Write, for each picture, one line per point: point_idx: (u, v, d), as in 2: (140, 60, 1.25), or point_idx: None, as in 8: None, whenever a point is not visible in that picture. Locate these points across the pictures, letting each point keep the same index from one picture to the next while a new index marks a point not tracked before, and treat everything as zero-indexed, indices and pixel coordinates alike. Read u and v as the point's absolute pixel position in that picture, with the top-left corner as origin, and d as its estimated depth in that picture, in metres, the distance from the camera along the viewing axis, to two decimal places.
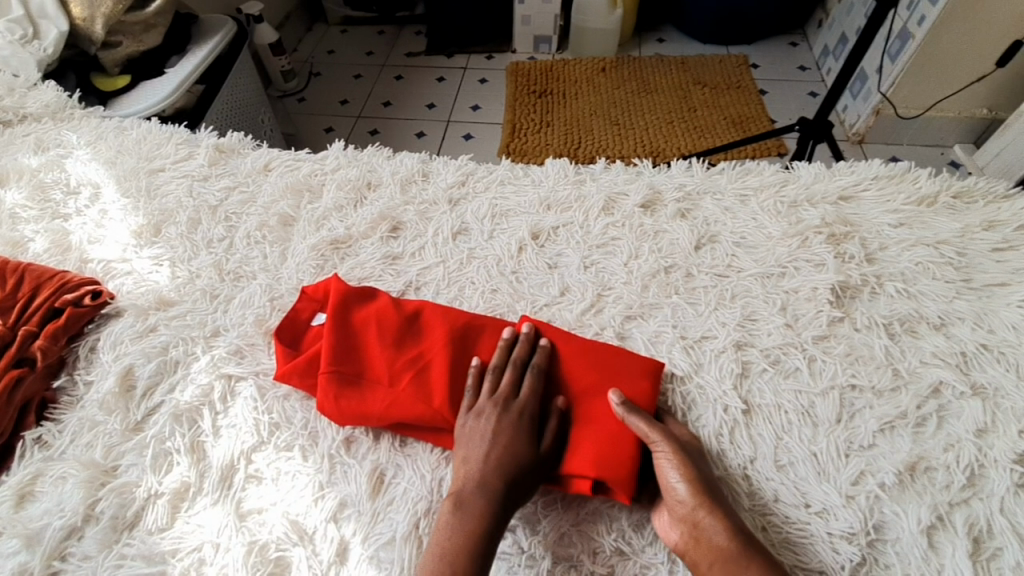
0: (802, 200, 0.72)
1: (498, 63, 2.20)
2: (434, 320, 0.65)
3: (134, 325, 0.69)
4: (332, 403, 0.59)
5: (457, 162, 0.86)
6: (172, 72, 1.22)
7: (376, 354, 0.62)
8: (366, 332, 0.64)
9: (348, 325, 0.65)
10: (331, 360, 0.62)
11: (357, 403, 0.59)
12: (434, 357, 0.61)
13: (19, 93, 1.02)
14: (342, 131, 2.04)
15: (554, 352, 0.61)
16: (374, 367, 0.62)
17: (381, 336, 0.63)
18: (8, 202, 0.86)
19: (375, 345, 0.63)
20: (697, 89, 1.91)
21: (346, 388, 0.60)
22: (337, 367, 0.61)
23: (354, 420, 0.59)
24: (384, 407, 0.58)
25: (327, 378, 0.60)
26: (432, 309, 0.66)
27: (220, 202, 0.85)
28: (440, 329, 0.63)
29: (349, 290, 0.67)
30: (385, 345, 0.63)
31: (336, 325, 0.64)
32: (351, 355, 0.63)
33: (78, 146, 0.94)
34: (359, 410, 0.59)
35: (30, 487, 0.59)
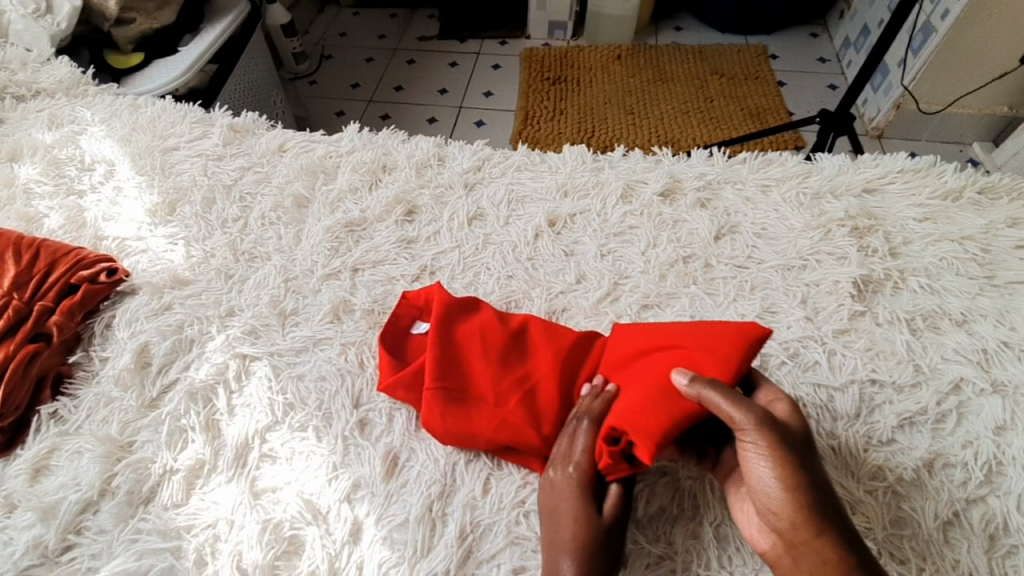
0: (825, 192, 0.71)
1: (512, 49, 2.17)
2: (538, 331, 0.61)
3: (149, 303, 0.69)
4: (438, 419, 0.56)
5: (474, 146, 0.85)
6: (185, 51, 1.21)
7: (480, 369, 0.59)
8: (468, 346, 0.61)
9: (450, 337, 0.61)
10: (436, 374, 0.58)
11: (463, 421, 0.56)
12: (542, 377, 0.58)
13: (32, 68, 1.01)
14: (353, 114, 2.03)
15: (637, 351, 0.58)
16: (480, 383, 0.58)
17: (487, 350, 0.60)
18: (22, 177, 0.86)
19: (478, 359, 0.59)
20: (713, 79, 1.88)
21: (450, 403, 0.57)
22: (445, 385, 0.58)
23: (459, 440, 0.56)
24: (490, 427, 0.55)
25: (431, 394, 0.57)
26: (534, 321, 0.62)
27: (234, 182, 0.84)
28: (547, 347, 0.60)
29: (448, 301, 0.64)
30: (490, 360, 0.59)
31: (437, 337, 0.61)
32: (454, 370, 0.59)
33: (92, 122, 0.94)
34: (465, 429, 0.55)
35: (46, 461, 0.59)
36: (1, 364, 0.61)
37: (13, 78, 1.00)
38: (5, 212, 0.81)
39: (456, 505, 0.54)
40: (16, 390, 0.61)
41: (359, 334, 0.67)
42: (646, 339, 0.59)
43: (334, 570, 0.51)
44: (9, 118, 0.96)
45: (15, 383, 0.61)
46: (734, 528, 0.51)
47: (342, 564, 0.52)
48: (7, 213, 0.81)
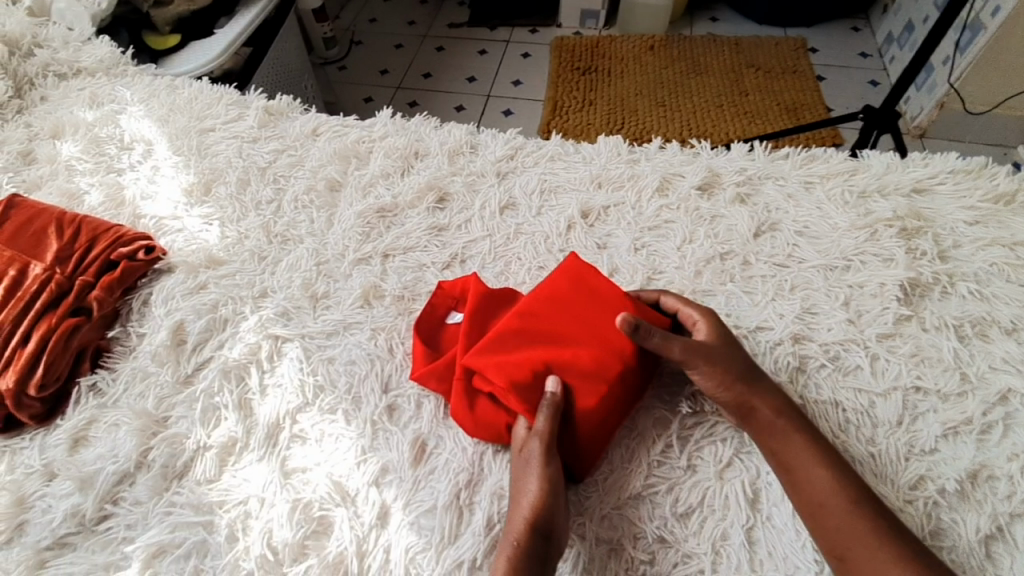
0: (872, 191, 0.69)
1: (542, 37, 2.15)
2: (566, 312, 0.59)
3: (185, 282, 0.70)
4: (467, 413, 0.56)
5: (507, 135, 0.84)
6: (221, 33, 1.22)
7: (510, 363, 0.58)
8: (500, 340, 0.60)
9: (483, 329, 0.61)
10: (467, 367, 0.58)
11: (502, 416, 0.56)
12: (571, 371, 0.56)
13: (74, 47, 1.02)
14: (381, 101, 2.03)
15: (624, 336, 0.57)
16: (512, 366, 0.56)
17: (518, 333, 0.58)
18: (64, 154, 0.87)
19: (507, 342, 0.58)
20: (749, 73, 1.84)
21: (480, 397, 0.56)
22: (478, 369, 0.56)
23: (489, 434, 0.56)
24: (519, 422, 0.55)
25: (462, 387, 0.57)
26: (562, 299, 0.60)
27: (269, 164, 0.85)
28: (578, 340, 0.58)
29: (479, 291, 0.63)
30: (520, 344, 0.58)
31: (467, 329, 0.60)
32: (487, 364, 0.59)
33: (131, 102, 0.95)
34: (496, 425, 0.55)
35: (85, 432, 0.61)
36: (44, 336, 0.63)
37: (56, 56, 1.01)
38: (48, 188, 0.83)
39: (484, 494, 0.54)
40: (58, 361, 0.62)
41: (389, 320, 0.67)
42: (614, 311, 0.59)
43: (361, 552, 0.52)
44: (52, 96, 0.97)
45: (57, 354, 0.62)
46: (767, 532, 0.50)
47: (370, 547, 0.52)
48: (50, 189, 0.83)
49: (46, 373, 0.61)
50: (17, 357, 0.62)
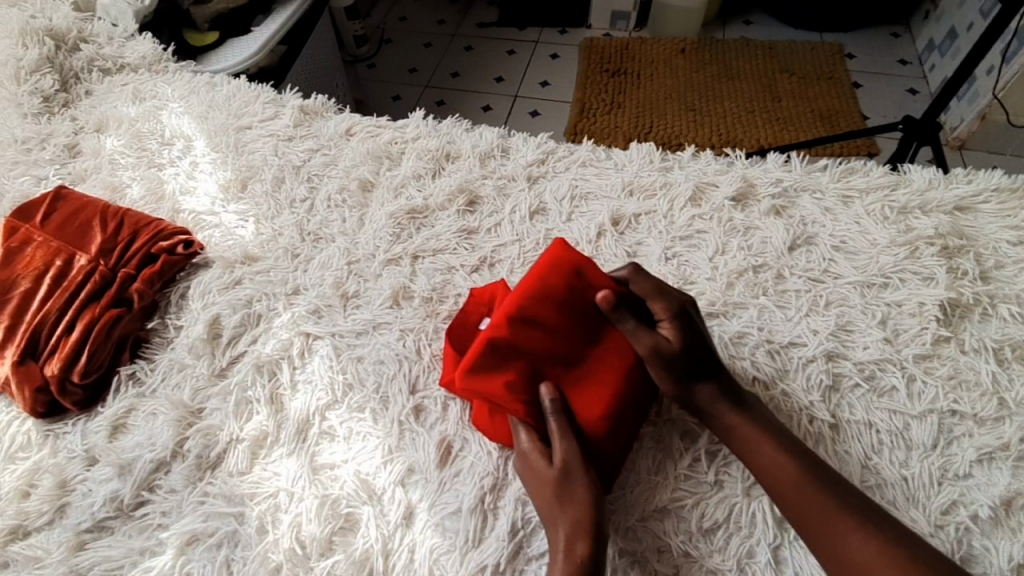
0: (913, 207, 0.67)
1: (572, 38, 2.14)
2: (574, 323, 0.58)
3: (222, 277, 0.72)
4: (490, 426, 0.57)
5: (538, 139, 0.85)
6: (258, 31, 1.25)
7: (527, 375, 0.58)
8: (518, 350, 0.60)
9: None
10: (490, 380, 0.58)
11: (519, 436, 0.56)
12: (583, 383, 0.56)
13: (118, 43, 1.04)
14: (409, 99, 2.05)
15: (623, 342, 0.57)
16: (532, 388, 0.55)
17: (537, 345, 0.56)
18: (108, 148, 0.90)
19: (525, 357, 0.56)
20: (783, 78, 1.80)
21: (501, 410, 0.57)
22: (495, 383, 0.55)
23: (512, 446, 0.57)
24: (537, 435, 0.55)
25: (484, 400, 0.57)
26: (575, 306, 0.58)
27: (303, 163, 0.87)
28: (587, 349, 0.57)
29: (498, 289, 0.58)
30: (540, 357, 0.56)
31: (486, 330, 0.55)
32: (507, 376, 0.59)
33: (172, 98, 0.97)
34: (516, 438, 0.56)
35: (124, 419, 0.63)
36: (88, 325, 0.65)
37: (101, 52, 1.03)
38: (92, 180, 0.86)
39: (509, 500, 0.54)
40: (101, 351, 0.65)
41: (418, 321, 0.68)
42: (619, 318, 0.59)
43: (387, 550, 0.53)
44: (96, 90, 0.99)
45: (100, 344, 0.65)
46: (794, 552, 0.49)
47: (395, 546, 0.53)
48: (94, 182, 0.86)
49: (90, 362, 0.64)
50: (62, 345, 0.64)
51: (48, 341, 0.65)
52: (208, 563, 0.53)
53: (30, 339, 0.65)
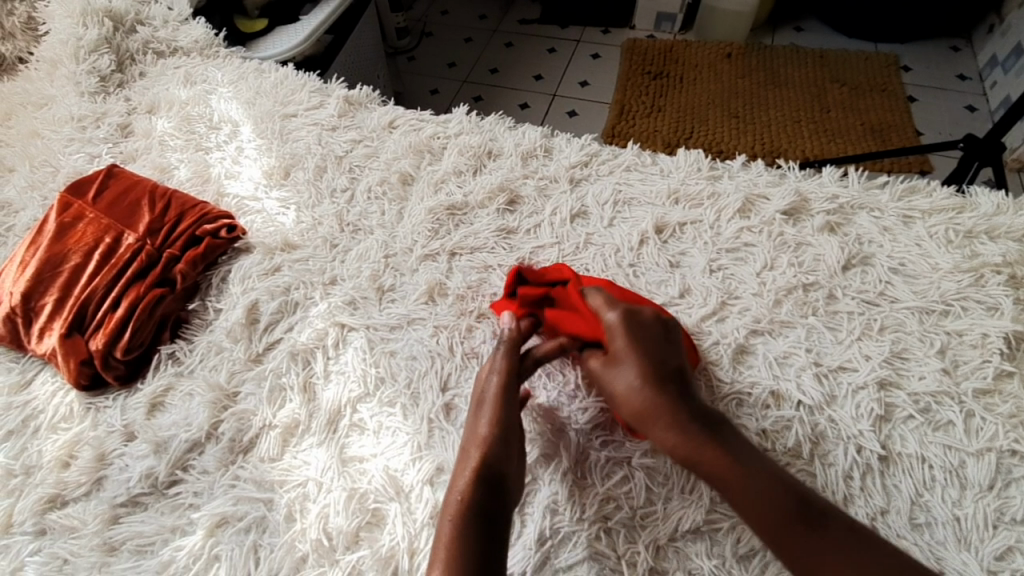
0: (979, 231, 0.64)
1: (614, 38, 2.17)
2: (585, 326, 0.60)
3: (262, 263, 0.73)
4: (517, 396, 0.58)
5: (582, 141, 0.83)
6: (306, 19, 1.26)
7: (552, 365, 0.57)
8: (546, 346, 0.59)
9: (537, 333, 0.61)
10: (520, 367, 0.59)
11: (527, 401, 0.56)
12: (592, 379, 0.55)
13: (173, 26, 1.06)
14: (448, 93, 2.08)
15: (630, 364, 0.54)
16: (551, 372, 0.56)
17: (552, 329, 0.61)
18: (157, 129, 0.92)
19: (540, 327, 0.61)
20: (833, 88, 1.75)
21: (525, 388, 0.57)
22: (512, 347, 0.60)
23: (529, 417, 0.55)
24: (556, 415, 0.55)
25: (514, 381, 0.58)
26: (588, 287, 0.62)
27: (345, 153, 0.87)
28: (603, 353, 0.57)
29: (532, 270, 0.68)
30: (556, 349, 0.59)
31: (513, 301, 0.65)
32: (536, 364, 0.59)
33: (221, 83, 0.99)
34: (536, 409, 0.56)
35: (162, 398, 0.64)
36: (133, 302, 0.66)
37: (155, 35, 1.05)
38: (142, 161, 0.88)
39: (537, 506, 0.52)
40: (143, 329, 0.66)
41: (451, 318, 0.67)
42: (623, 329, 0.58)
43: (412, 549, 0.52)
44: (149, 72, 1.01)
45: (142, 322, 0.66)
46: None
47: (421, 545, 0.52)
48: (144, 162, 0.87)
49: (132, 339, 0.65)
50: (107, 322, 0.66)
51: (93, 316, 0.67)
52: (237, 546, 0.54)
53: (77, 313, 0.66)
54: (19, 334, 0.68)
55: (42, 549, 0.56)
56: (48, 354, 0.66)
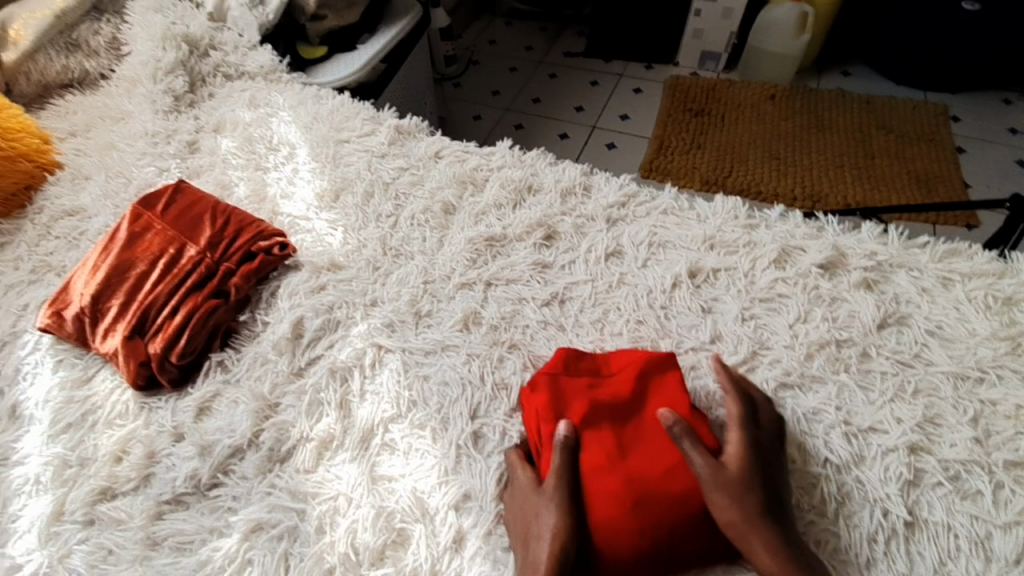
0: (1020, 298, 0.63)
1: (658, 74, 2.25)
2: (620, 407, 0.59)
3: (310, 281, 0.77)
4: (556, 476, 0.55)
5: (620, 181, 0.86)
6: (363, 49, 1.35)
7: (593, 447, 0.56)
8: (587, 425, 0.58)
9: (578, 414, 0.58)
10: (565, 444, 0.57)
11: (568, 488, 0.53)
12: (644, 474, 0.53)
13: (241, 52, 1.14)
14: (490, 120, 2.16)
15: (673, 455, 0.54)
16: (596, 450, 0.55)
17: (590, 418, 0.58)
18: (222, 148, 0.98)
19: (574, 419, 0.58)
20: (878, 135, 1.74)
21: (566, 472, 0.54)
22: (539, 412, 0.59)
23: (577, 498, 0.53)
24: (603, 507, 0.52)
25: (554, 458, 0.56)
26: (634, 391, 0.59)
27: (393, 180, 0.92)
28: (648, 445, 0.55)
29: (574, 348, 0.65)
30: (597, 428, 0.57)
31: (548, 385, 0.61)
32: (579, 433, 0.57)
33: (283, 107, 1.06)
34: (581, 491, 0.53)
35: (210, 403, 0.68)
36: (189, 311, 0.71)
37: (226, 59, 1.12)
38: (206, 177, 0.94)
39: None
40: (195, 337, 0.71)
41: (484, 347, 0.70)
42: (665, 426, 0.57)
43: (434, 571, 0.54)
44: (217, 93, 1.08)
45: (196, 331, 0.71)
46: None
47: (442, 568, 0.54)
48: (208, 178, 0.94)
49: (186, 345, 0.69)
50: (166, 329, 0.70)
51: (153, 323, 0.72)
52: (269, 552, 0.57)
53: (140, 317, 0.72)
54: (84, 332, 0.73)
55: (90, 538, 0.60)
56: (110, 354, 0.71)
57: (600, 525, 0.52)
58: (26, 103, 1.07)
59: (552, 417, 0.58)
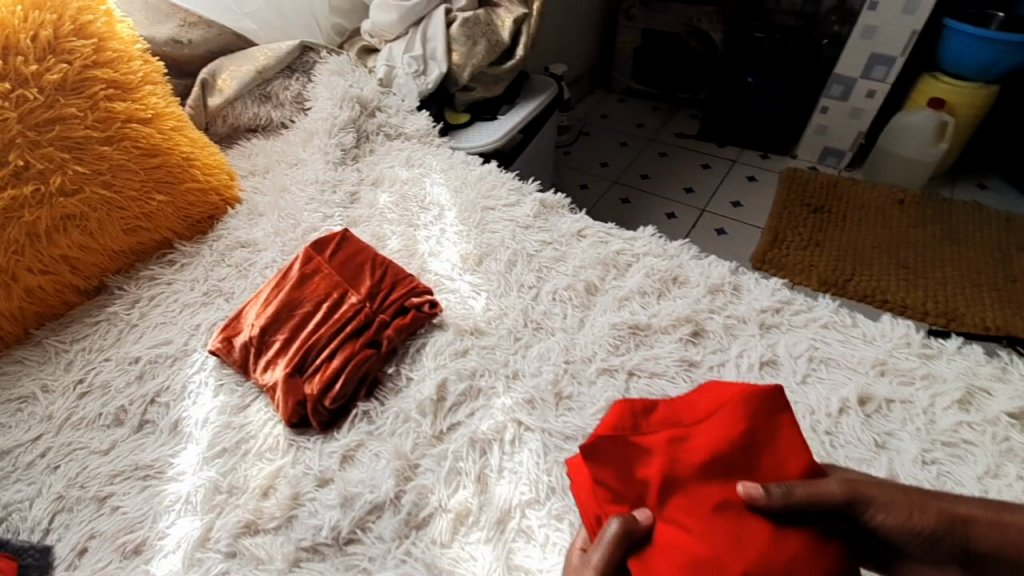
0: None
1: (773, 164, 2.25)
2: (715, 469, 0.54)
3: (455, 343, 0.79)
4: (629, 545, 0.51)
5: (772, 285, 0.83)
6: (504, 120, 1.44)
7: (678, 513, 0.52)
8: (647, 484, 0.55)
9: (620, 460, 0.57)
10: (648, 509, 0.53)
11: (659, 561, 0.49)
12: (728, 543, 0.48)
13: (402, 115, 1.24)
14: (597, 191, 2.20)
15: (746, 507, 0.50)
16: (681, 514, 0.51)
17: (664, 476, 0.54)
18: (380, 202, 1.06)
19: (632, 479, 0.55)
20: (1018, 258, 1.64)
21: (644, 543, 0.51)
22: (589, 476, 0.57)
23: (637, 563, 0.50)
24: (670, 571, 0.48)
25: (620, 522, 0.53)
26: (726, 436, 0.56)
27: (536, 253, 0.94)
28: (700, 494, 0.52)
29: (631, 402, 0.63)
30: (659, 485, 0.54)
31: (599, 442, 0.58)
32: (631, 488, 0.55)
33: (435, 169, 1.13)
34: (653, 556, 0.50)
35: (353, 452, 0.70)
36: (346, 358, 0.75)
37: (389, 120, 1.23)
38: (364, 227, 1.01)
39: None
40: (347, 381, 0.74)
41: None
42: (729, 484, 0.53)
43: None
44: (378, 150, 1.18)
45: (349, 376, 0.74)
46: None
47: None
48: (365, 228, 1.01)
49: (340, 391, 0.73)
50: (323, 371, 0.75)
51: (312, 364, 0.76)
52: None
53: (300, 356, 0.76)
54: (247, 361, 0.79)
55: (231, 571, 0.61)
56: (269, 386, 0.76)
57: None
58: (217, 141, 1.20)
59: (601, 471, 0.56)
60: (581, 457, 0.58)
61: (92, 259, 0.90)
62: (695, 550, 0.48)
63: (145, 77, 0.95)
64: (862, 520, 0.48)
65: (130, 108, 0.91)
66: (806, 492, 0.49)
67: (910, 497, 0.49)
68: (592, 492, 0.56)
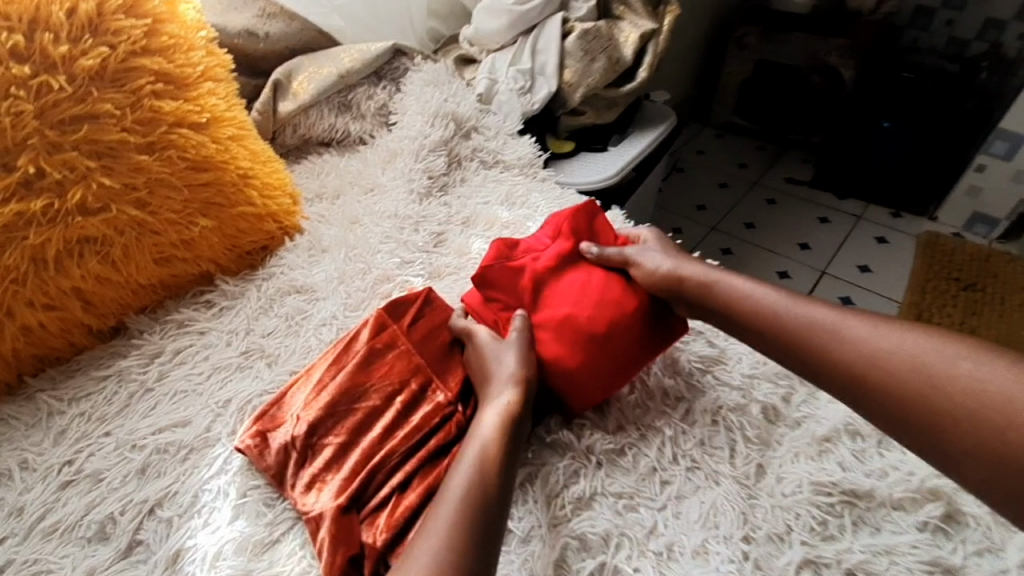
0: None
1: (905, 225, 1.90)
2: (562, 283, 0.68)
3: (580, 486, 0.57)
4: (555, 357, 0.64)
5: None
6: (616, 153, 1.20)
7: (550, 306, 0.67)
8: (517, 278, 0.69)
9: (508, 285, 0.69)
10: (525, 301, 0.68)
11: (558, 355, 0.64)
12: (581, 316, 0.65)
13: (502, 138, 1.01)
14: (692, 237, 1.90)
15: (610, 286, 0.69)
16: (523, 296, 0.69)
17: (534, 283, 0.68)
18: (473, 249, 0.83)
19: (509, 293, 0.69)
20: None
21: (567, 352, 0.64)
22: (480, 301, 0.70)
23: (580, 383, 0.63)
24: (585, 371, 0.63)
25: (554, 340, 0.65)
26: (568, 231, 0.73)
27: (683, 350, 0.70)
28: (595, 285, 0.68)
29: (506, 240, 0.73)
30: (524, 295, 0.69)
31: (488, 271, 0.69)
32: (505, 291, 0.69)
33: (542, 211, 0.89)
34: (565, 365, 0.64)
35: None
36: (427, 488, 0.55)
37: (486, 143, 1.00)
38: (452, 282, 0.78)
39: None
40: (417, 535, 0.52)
41: None
42: (596, 279, 0.69)
43: None
44: (470, 181, 0.96)
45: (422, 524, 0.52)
46: None
47: None
48: (453, 284, 0.78)
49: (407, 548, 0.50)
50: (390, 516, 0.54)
51: (375, 495, 0.56)
52: None
53: (365, 478, 0.56)
54: (286, 471, 0.58)
55: None
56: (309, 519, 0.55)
57: (558, 368, 0.64)
58: (282, 152, 1.01)
59: (489, 288, 0.69)
60: (480, 291, 0.70)
61: (112, 293, 0.71)
62: (575, 325, 0.65)
63: (205, 72, 0.76)
64: (825, 326, 0.61)
65: (182, 109, 0.72)
66: (805, 314, 0.62)
67: (902, 351, 0.56)
68: (492, 310, 0.69)
